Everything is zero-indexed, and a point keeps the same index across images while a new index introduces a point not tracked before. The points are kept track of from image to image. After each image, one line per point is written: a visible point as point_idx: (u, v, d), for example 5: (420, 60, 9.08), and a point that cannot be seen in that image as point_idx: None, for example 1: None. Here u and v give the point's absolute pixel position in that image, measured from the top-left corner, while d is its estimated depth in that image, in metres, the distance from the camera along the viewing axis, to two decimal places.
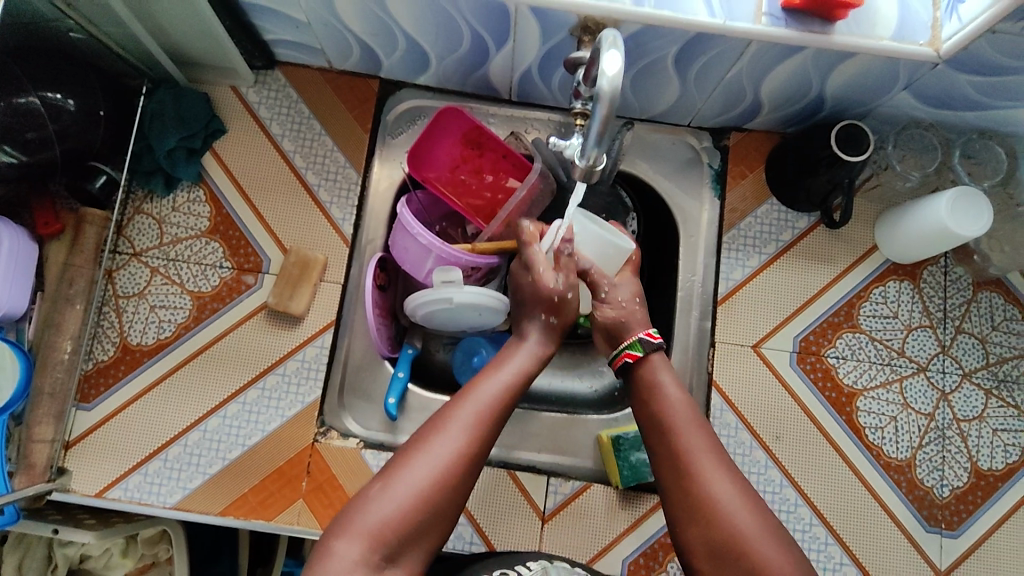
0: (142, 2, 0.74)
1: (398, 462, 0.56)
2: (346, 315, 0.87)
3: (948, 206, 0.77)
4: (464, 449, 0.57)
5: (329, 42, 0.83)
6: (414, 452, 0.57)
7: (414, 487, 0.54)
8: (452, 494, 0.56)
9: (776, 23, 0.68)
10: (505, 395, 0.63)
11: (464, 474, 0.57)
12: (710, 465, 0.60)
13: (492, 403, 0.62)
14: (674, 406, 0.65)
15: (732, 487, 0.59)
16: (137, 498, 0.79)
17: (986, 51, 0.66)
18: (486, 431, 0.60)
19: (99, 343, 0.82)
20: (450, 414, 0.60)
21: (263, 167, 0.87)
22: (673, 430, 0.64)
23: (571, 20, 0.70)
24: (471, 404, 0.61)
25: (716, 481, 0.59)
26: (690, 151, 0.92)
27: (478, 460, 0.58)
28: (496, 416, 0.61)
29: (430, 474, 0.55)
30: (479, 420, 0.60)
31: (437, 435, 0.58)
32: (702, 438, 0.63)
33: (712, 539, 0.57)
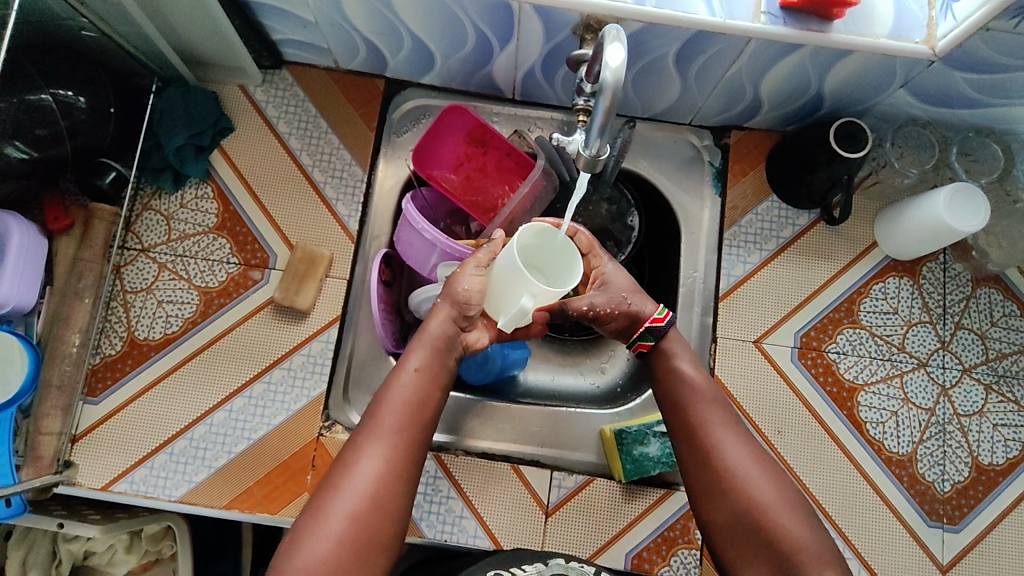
0: (155, 3, 0.75)
1: (319, 505, 0.59)
2: (351, 311, 0.87)
3: (945, 202, 0.78)
4: (375, 479, 0.60)
5: (336, 42, 0.84)
6: (331, 491, 0.59)
7: (333, 530, 0.57)
8: (374, 527, 0.58)
9: (775, 21, 0.69)
10: (411, 406, 0.65)
11: (383, 505, 0.59)
12: (728, 439, 0.66)
13: (399, 424, 0.64)
14: (694, 385, 0.70)
15: (750, 459, 0.65)
16: (143, 492, 0.80)
17: (981, 48, 0.67)
18: (397, 453, 0.62)
19: (107, 338, 0.83)
20: (359, 446, 0.62)
21: (270, 165, 0.88)
22: (693, 410, 0.69)
23: (574, 19, 0.71)
24: (377, 432, 0.63)
25: (737, 455, 0.65)
26: (691, 149, 0.93)
27: (394, 485, 0.61)
28: (406, 433, 0.63)
29: (348, 513, 0.58)
30: (387, 445, 0.62)
31: (350, 471, 0.60)
32: (719, 414, 0.68)
33: (733, 510, 0.63)
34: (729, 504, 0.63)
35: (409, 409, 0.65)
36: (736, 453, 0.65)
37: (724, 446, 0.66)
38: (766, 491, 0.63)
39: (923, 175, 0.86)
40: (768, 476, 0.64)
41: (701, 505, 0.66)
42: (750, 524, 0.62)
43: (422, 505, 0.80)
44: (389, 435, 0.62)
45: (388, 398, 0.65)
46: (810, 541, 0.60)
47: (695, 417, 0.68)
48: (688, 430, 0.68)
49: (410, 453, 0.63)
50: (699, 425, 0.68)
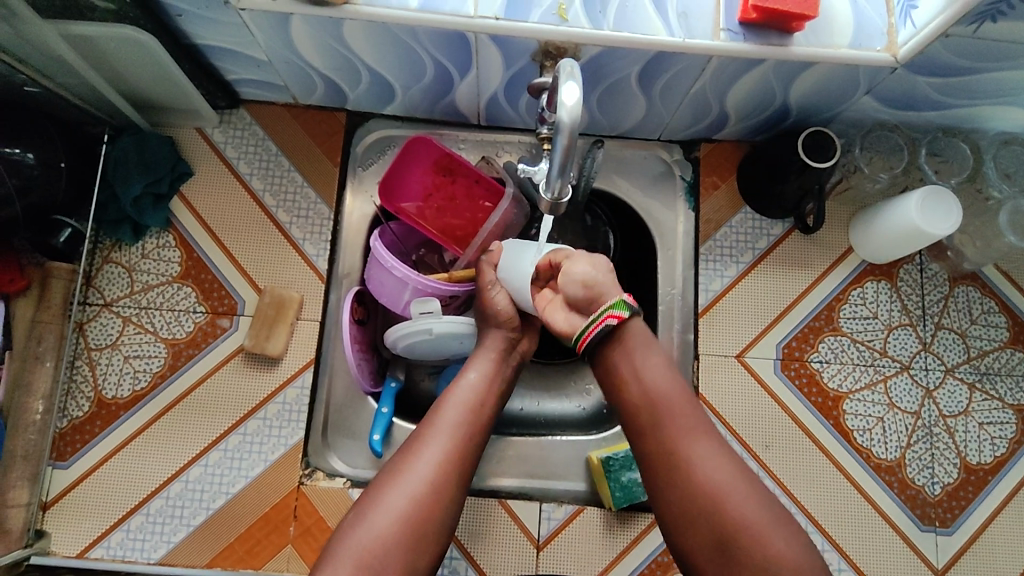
0: (98, 53, 0.73)
1: (376, 489, 0.62)
2: (325, 354, 0.85)
3: (917, 207, 0.78)
4: (439, 468, 0.63)
5: (292, 78, 0.82)
6: (393, 475, 0.62)
7: (397, 509, 0.60)
8: (431, 514, 0.61)
9: (735, 38, 0.68)
10: (474, 407, 0.69)
11: (445, 492, 0.62)
12: (708, 459, 0.62)
13: (465, 420, 0.67)
14: (653, 390, 0.67)
15: (730, 480, 0.61)
16: (120, 556, 0.77)
17: (942, 53, 0.66)
18: (460, 449, 0.65)
19: (73, 399, 0.80)
20: (425, 437, 0.65)
21: (233, 208, 0.86)
22: (666, 426, 0.65)
23: (532, 46, 0.70)
24: (442, 425, 0.66)
25: (715, 471, 0.62)
26: (662, 164, 0.92)
27: (454, 476, 0.64)
28: (469, 431, 0.67)
29: (408, 498, 0.61)
30: (451, 437, 0.65)
31: (415, 459, 0.63)
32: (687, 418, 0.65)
33: (713, 531, 0.60)
34: (709, 526, 0.60)
35: (474, 410, 0.69)
36: (715, 467, 0.62)
37: (701, 460, 0.62)
38: (749, 509, 0.59)
39: (893, 178, 0.85)
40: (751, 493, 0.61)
41: (684, 529, 0.61)
42: (726, 542, 0.59)
43: None
44: (454, 431, 0.66)
45: (452, 397, 0.69)
46: (801, 563, 0.57)
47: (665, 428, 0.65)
48: (659, 448, 0.64)
49: (470, 454, 0.66)
50: (672, 436, 0.64)
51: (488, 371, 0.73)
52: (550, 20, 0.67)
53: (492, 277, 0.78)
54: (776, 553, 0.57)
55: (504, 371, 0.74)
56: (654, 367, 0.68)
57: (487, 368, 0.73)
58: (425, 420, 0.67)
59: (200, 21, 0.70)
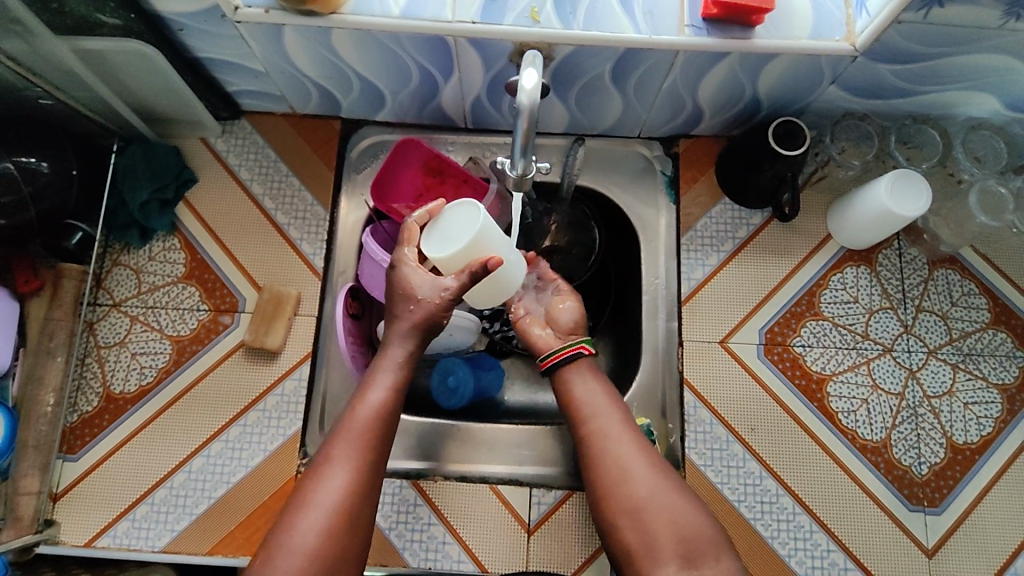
0: (107, 67, 0.78)
1: (285, 524, 0.62)
2: (322, 347, 0.88)
3: (886, 190, 0.80)
4: (343, 495, 0.63)
5: (289, 88, 0.87)
6: (300, 509, 0.62)
7: (305, 545, 0.60)
8: (340, 546, 0.62)
9: (698, 33, 0.72)
10: (378, 424, 0.67)
11: (352, 519, 0.63)
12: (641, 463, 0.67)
13: (367, 437, 0.66)
14: (592, 403, 0.72)
15: (654, 476, 0.66)
16: (126, 544, 0.80)
17: (897, 40, 0.70)
18: (361, 471, 0.65)
19: (83, 395, 0.84)
20: (325, 461, 0.65)
21: (234, 212, 0.91)
22: (597, 434, 0.70)
23: (508, 47, 0.74)
24: (344, 448, 0.65)
25: (642, 475, 0.66)
26: (643, 160, 0.95)
27: (361, 500, 0.64)
28: (371, 450, 0.66)
29: (316, 533, 0.61)
30: (351, 462, 0.64)
31: (315, 490, 0.63)
32: (618, 424, 0.71)
33: (639, 532, 0.64)
34: (637, 527, 0.64)
35: (377, 426, 0.67)
36: (644, 476, 0.66)
37: (627, 468, 0.67)
38: (671, 507, 0.64)
39: (866, 165, 0.88)
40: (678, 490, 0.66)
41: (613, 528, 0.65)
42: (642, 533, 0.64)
43: (403, 534, 0.81)
44: (354, 451, 0.65)
45: (354, 416, 0.67)
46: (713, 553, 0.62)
47: (599, 436, 0.70)
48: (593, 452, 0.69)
49: (374, 470, 0.66)
50: (600, 444, 0.69)
51: (391, 381, 0.70)
52: (524, 23, 0.72)
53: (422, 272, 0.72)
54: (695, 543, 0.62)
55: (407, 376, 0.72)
56: (591, 386, 0.74)
57: (390, 378, 0.70)
58: (328, 443, 0.66)
59: (201, 35, 0.76)
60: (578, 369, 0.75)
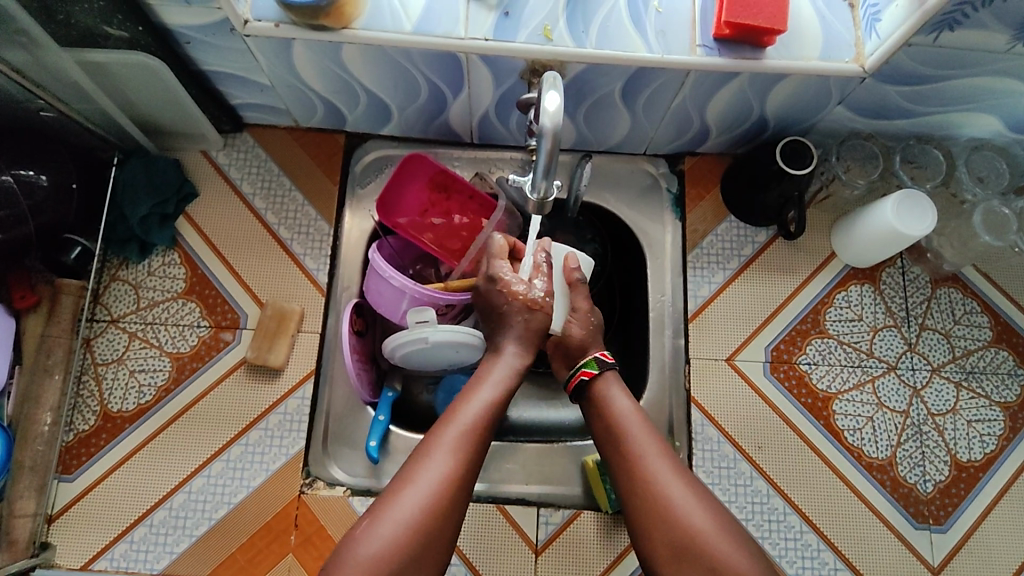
0: (110, 79, 0.77)
1: (389, 494, 0.61)
2: (325, 365, 0.87)
3: (892, 210, 0.81)
4: (454, 472, 0.62)
5: (293, 102, 0.86)
6: (404, 482, 0.61)
7: (407, 514, 0.59)
8: (437, 528, 0.60)
9: (710, 53, 0.72)
10: (491, 414, 0.68)
11: (455, 499, 0.61)
12: (666, 470, 0.65)
13: (476, 424, 0.66)
14: (624, 418, 0.70)
15: (686, 485, 0.65)
16: (123, 568, 0.78)
17: (906, 62, 0.70)
18: (470, 458, 0.64)
19: (80, 413, 0.82)
20: (436, 439, 0.64)
21: (236, 227, 0.89)
22: (627, 444, 0.68)
23: (519, 65, 0.74)
24: (457, 427, 0.65)
25: (676, 486, 0.64)
26: (649, 177, 0.95)
27: (465, 485, 0.62)
28: (480, 440, 0.65)
29: (418, 507, 0.59)
30: (460, 447, 0.63)
31: (423, 466, 0.62)
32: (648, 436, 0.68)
33: (676, 548, 0.62)
34: (669, 538, 0.62)
35: (486, 417, 0.67)
36: (676, 485, 0.64)
37: (661, 477, 0.65)
38: (696, 517, 0.62)
39: (871, 184, 0.89)
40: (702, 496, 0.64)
41: (644, 533, 0.64)
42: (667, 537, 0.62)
43: None
44: (464, 436, 0.64)
45: (464, 407, 0.67)
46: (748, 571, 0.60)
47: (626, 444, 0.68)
48: (620, 458, 0.68)
49: (479, 460, 0.65)
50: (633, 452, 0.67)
51: (504, 382, 0.70)
52: (537, 40, 0.72)
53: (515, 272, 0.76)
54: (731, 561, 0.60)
55: (517, 382, 0.72)
56: (620, 395, 0.72)
57: (503, 380, 0.71)
58: (440, 421, 0.66)
59: (207, 48, 0.75)
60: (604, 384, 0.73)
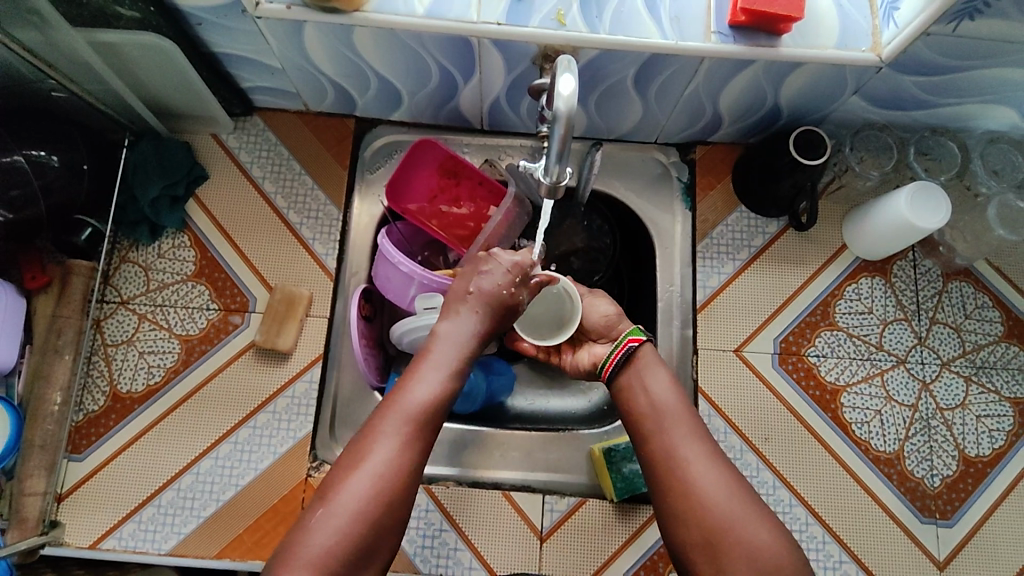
0: (121, 60, 0.77)
1: (335, 483, 0.61)
2: (334, 349, 0.87)
3: (906, 202, 0.80)
4: (394, 460, 0.62)
5: (304, 85, 0.86)
6: (350, 469, 0.61)
7: (350, 505, 0.59)
8: (385, 513, 0.60)
9: (725, 40, 0.71)
10: (438, 396, 0.67)
11: (400, 488, 0.62)
12: (699, 458, 0.67)
13: (421, 410, 0.65)
14: (662, 402, 0.71)
15: (717, 472, 0.66)
16: (132, 547, 0.79)
17: (924, 52, 0.69)
18: (414, 442, 0.64)
19: (90, 393, 0.83)
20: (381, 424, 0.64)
21: (246, 210, 0.89)
22: (663, 430, 0.70)
23: (532, 50, 0.73)
24: (401, 415, 0.65)
25: (709, 475, 0.65)
26: (659, 166, 0.95)
27: (411, 469, 0.63)
28: (427, 422, 0.65)
29: (365, 494, 0.60)
30: (404, 431, 0.64)
31: (369, 452, 0.62)
32: (685, 423, 0.70)
33: (707, 535, 0.63)
34: (702, 525, 0.63)
35: (433, 399, 0.67)
36: (709, 473, 0.65)
37: (694, 466, 0.66)
38: (728, 509, 0.63)
39: (884, 176, 0.88)
40: (733, 484, 0.65)
41: (675, 516, 0.65)
42: (695, 524, 0.64)
43: (415, 540, 0.80)
44: (409, 418, 0.65)
45: (413, 386, 0.67)
46: (780, 557, 0.61)
47: (661, 430, 0.69)
48: (655, 443, 0.69)
49: (426, 442, 0.65)
50: (667, 440, 0.69)
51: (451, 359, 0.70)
52: (550, 25, 0.71)
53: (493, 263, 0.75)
54: (761, 548, 0.61)
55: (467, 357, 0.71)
56: (659, 377, 0.73)
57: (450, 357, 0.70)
58: (386, 405, 0.66)
59: (219, 29, 0.74)
60: (642, 370, 0.74)
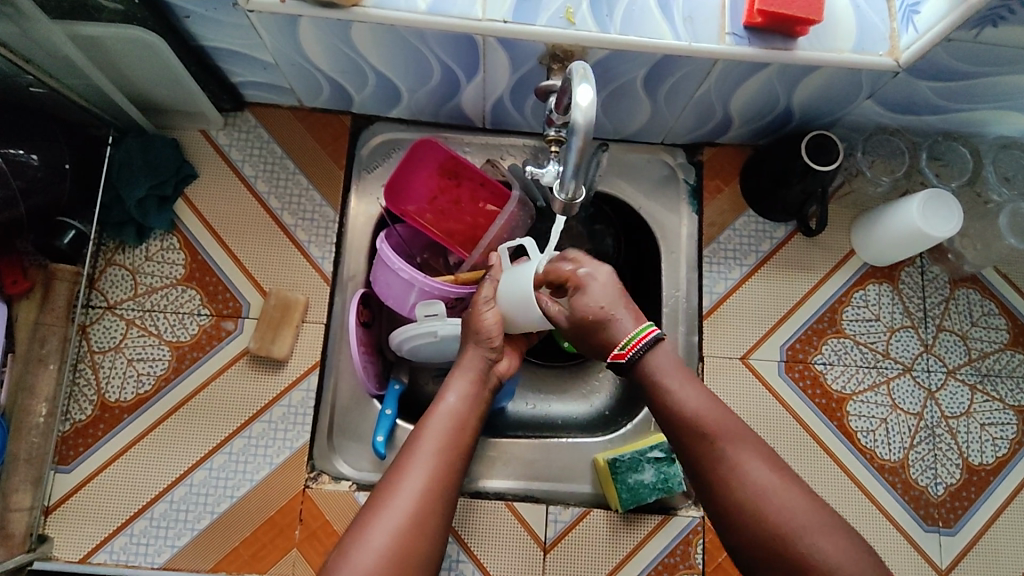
0: (104, 53, 0.72)
1: (362, 524, 0.61)
2: (331, 356, 0.85)
3: (918, 210, 0.78)
4: (417, 498, 0.63)
5: (298, 81, 0.82)
6: (376, 509, 0.62)
7: (379, 545, 0.59)
8: (414, 546, 0.61)
9: (740, 42, 0.69)
10: (454, 437, 0.68)
11: (423, 526, 0.62)
12: (748, 455, 0.60)
13: (443, 443, 0.67)
14: (690, 396, 0.64)
15: (768, 469, 0.59)
16: (123, 561, 0.76)
17: (945, 57, 0.67)
18: (440, 475, 0.65)
19: (76, 403, 0.80)
20: (406, 461, 0.66)
21: (238, 211, 0.86)
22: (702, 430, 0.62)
23: (540, 49, 0.70)
24: (420, 456, 0.66)
25: (761, 473, 0.59)
26: (666, 167, 0.92)
27: (436, 503, 0.63)
28: (448, 456, 0.67)
29: (393, 530, 0.60)
30: (429, 466, 0.65)
31: (395, 489, 0.63)
32: (735, 432, 0.62)
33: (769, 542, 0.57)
34: (764, 532, 0.57)
35: (453, 433, 0.69)
36: (762, 472, 0.59)
37: (747, 466, 0.59)
38: (790, 510, 0.57)
39: (895, 182, 0.86)
40: (796, 490, 0.58)
41: (733, 525, 0.59)
42: (776, 560, 0.56)
43: None
44: (432, 455, 0.66)
45: (429, 420, 0.69)
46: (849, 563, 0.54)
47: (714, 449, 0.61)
48: (697, 443, 0.62)
49: (452, 476, 0.66)
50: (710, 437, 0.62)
51: (467, 394, 0.72)
52: (558, 24, 0.68)
53: (489, 295, 0.76)
54: (828, 553, 0.55)
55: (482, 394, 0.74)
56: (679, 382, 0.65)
57: (465, 392, 0.73)
58: (410, 443, 0.68)
59: (209, 23, 0.70)
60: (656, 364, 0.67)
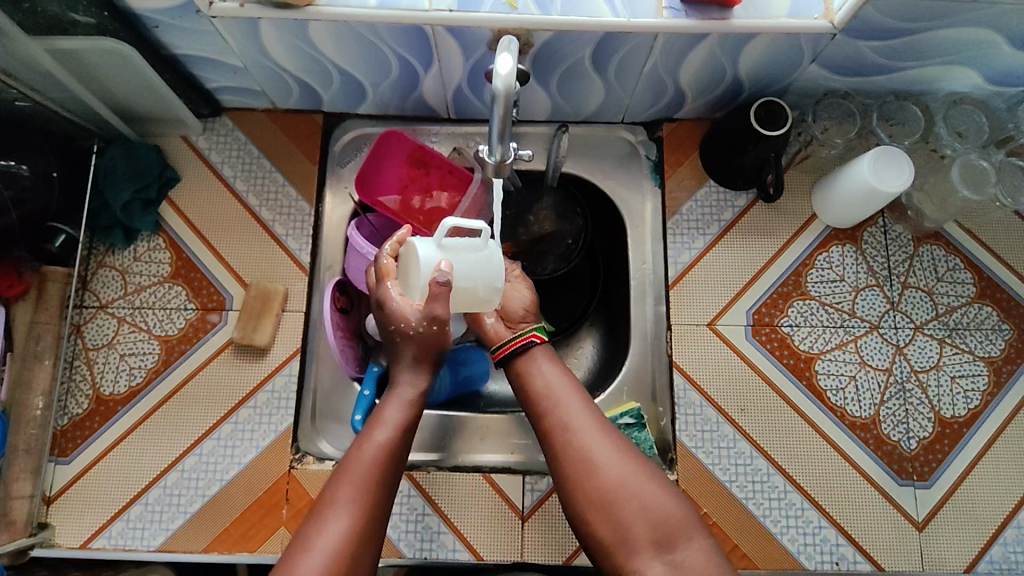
0: (83, 67, 0.77)
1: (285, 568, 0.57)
2: (312, 342, 0.89)
3: (869, 167, 0.80)
4: (346, 540, 0.59)
5: (269, 84, 0.87)
6: (300, 551, 0.58)
7: None
8: None
9: (676, 14, 0.72)
10: (386, 463, 0.64)
11: (355, 565, 0.59)
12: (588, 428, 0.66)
13: (374, 473, 0.63)
14: (553, 386, 0.70)
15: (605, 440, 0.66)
16: (121, 545, 0.80)
17: (876, 15, 0.69)
18: (370, 508, 0.61)
19: (73, 397, 0.84)
20: (333, 495, 0.61)
21: (219, 210, 0.90)
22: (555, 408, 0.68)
23: (487, 35, 0.73)
24: (347, 490, 0.61)
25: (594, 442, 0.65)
26: (627, 145, 0.96)
27: (366, 538, 0.60)
28: (376, 487, 0.63)
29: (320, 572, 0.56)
30: (356, 503, 0.61)
31: (321, 530, 0.59)
32: (580, 404, 0.68)
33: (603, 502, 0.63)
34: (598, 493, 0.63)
35: (386, 463, 0.64)
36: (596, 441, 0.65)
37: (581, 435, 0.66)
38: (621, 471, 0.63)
39: (849, 143, 0.88)
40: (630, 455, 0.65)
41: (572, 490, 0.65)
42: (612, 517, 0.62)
43: (397, 524, 0.81)
44: (361, 489, 0.62)
45: (362, 450, 0.64)
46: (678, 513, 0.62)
47: (562, 423, 0.67)
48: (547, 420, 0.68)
49: (382, 508, 0.63)
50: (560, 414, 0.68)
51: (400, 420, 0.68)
52: (502, 9, 0.71)
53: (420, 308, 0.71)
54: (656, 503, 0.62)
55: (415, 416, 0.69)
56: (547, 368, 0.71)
57: (398, 418, 0.68)
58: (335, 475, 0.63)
59: (176, 31, 0.75)
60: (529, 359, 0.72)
